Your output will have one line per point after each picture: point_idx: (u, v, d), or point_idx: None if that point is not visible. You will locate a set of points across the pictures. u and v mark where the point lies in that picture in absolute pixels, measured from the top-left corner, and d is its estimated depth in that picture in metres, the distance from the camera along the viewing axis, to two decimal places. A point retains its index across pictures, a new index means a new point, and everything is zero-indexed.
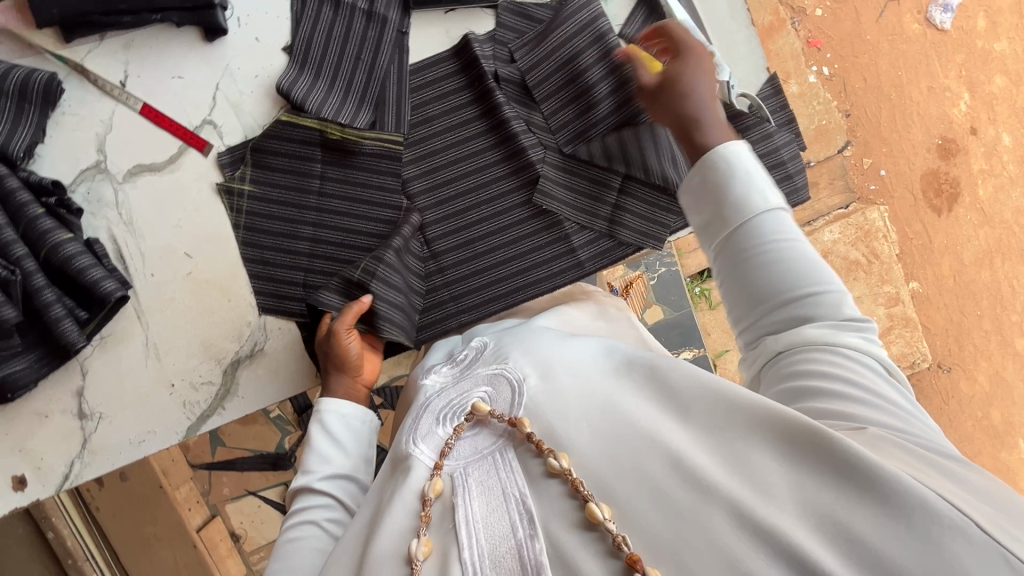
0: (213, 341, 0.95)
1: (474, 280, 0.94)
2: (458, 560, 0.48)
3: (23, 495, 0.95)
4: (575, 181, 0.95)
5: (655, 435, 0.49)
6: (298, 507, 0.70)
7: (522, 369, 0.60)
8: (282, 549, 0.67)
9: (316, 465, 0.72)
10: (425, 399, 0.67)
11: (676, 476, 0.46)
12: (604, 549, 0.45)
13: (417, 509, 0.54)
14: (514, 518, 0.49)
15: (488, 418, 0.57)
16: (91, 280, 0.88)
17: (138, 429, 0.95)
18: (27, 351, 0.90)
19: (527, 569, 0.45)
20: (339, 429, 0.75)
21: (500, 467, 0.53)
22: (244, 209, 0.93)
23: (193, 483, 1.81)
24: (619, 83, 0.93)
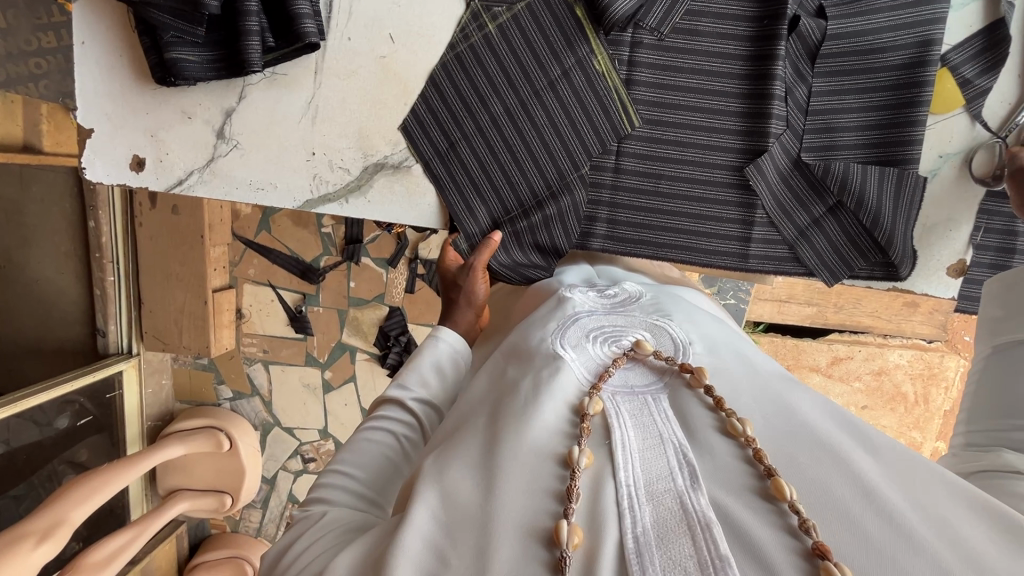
0: (370, 133, 0.91)
1: (641, 217, 0.89)
2: (615, 477, 0.50)
3: (136, 176, 0.95)
4: (792, 175, 0.86)
5: (831, 449, 0.49)
6: (380, 412, 0.66)
7: (686, 335, 0.65)
8: (354, 444, 0.64)
9: (413, 383, 0.66)
10: (573, 310, 0.70)
11: (868, 505, 0.45)
12: (785, 523, 0.45)
13: (572, 419, 0.56)
14: (675, 462, 0.50)
15: (646, 358, 0.62)
16: (296, 13, 0.83)
17: (261, 176, 0.94)
18: (205, 48, 0.87)
19: (695, 511, 0.46)
20: (445, 360, 0.69)
21: (654, 409, 0.57)
22: (472, 40, 0.87)
23: (227, 248, 1.86)
24: (903, 101, 0.81)
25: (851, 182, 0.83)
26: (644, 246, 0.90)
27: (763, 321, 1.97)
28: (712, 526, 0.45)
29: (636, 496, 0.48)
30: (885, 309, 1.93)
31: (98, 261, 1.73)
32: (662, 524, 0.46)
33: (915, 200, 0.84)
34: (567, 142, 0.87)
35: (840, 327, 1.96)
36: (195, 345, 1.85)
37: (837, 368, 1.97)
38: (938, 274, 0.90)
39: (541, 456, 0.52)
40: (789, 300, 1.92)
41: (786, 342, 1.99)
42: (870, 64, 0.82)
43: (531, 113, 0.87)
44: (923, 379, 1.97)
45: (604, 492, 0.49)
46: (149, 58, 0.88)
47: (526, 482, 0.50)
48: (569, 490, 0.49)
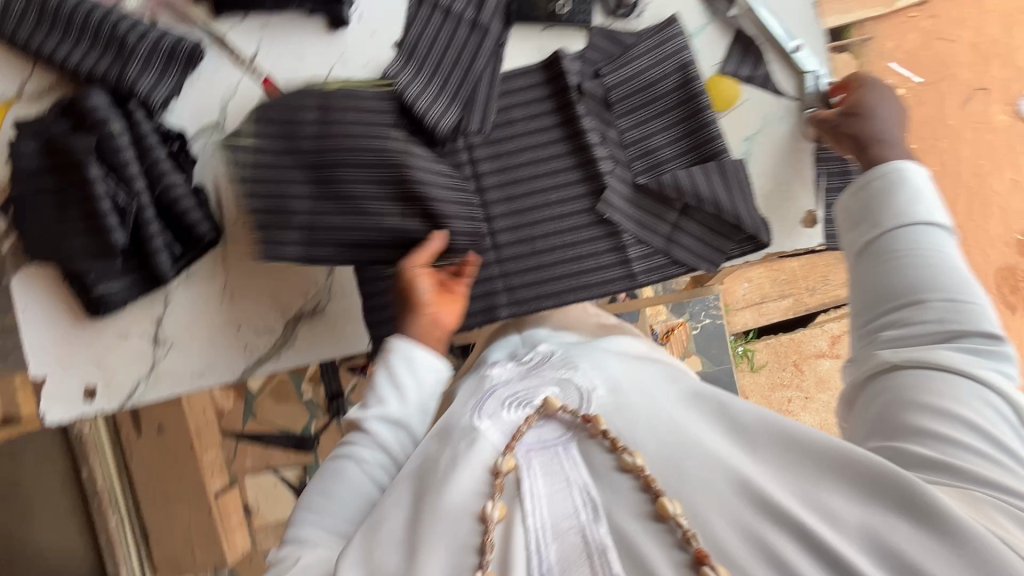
0: (282, 294, 1.04)
1: (532, 275, 0.99)
2: (523, 522, 0.54)
3: (91, 404, 1.04)
4: (637, 197, 0.99)
5: (714, 453, 0.54)
6: (348, 441, 0.76)
7: (590, 381, 0.64)
8: (331, 471, 0.74)
9: (375, 406, 0.76)
10: (490, 385, 0.69)
11: (750, 503, 0.50)
12: (671, 540, 0.51)
13: (487, 480, 0.58)
14: (580, 501, 0.55)
15: (558, 413, 0.62)
16: (191, 221, 0.99)
17: (200, 363, 1.04)
18: (124, 276, 1.00)
19: (594, 541, 0.52)
20: (402, 372, 0.77)
21: (564, 458, 0.59)
22: None
23: (218, 449, 1.86)
24: (692, 111, 0.97)
25: (684, 186, 0.96)
26: (545, 298, 0.99)
27: (750, 328, 2.01)
28: (608, 553, 0.51)
29: (543, 539, 0.53)
30: None
31: (98, 509, 1.76)
32: (565, 559, 0.51)
33: (743, 181, 0.97)
34: None
35: (822, 307, 2.03)
36: (211, 559, 1.84)
37: (839, 346, 2.03)
38: (799, 229, 1.00)
39: (457, 518, 0.55)
40: (763, 300, 2.00)
41: (782, 339, 2.04)
42: (654, 95, 0.98)
43: None
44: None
45: (514, 542, 0.53)
46: (79, 300, 1.02)
47: (448, 548, 0.54)
48: (484, 542, 0.54)
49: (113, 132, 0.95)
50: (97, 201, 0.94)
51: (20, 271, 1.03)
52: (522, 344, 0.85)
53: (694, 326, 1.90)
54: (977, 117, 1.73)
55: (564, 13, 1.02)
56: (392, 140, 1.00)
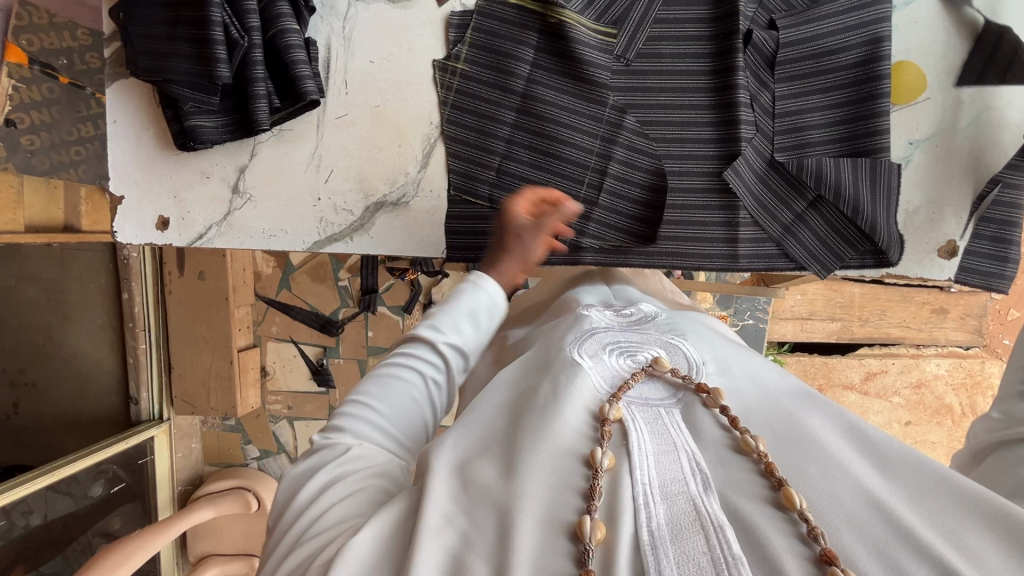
0: (369, 176, 0.99)
1: (632, 228, 0.93)
2: (630, 473, 0.49)
3: (162, 235, 1.04)
4: (768, 175, 0.90)
5: (830, 456, 0.48)
6: (408, 351, 0.59)
7: (700, 355, 0.64)
8: (381, 380, 0.58)
9: (448, 326, 0.59)
10: (591, 325, 0.70)
11: (873, 513, 0.43)
12: (793, 531, 0.43)
13: (589, 422, 0.54)
14: (688, 469, 0.49)
15: (664, 374, 0.60)
16: (297, 75, 0.93)
17: (273, 223, 1.02)
18: (220, 114, 0.97)
19: (708, 513, 0.45)
20: (484, 306, 0.62)
21: (668, 420, 0.55)
22: (453, 89, 0.94)
23: (250, 309, 1.96)
24: (863, 96, 0.86)
25: (826, 176, 0.86)
26: (638, 255, 0.93)
27: (786, 341, 1.94)
28: (724, 528, 0.43)
29: (650, 494, 0.47)
30: (913, 318, 1.91)
31: (130, 331, 1.83)
32: (675, 522, 0.44)
33: (893, 187, 0.87)
34: (553, 166, 0.92)
35: (868, 341, 1.94)
36: (222, 407, 1.91)
37: (872, 385, 1.94)
38: (932, 256, 0.90)
39: (552, 448, 0.50)
40: (810, 317, 1.91)
41: (815, 360, 1.94)
42: (826, 66, 0.87)
43: (514, 142, 0.92)
44: (966, 389, 1.93)
45: (619, 490, 0.47)
46: (171, 128, 0.99)
47: (538, 475, 0.48)
48: (591, 487, 0.47)
49: None
50: (210, 28, 0.89)
51: (116, 83, 1.00)
52: (619, 295, 0.80)
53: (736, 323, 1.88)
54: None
55: None
56: (525, 41, 0.90)
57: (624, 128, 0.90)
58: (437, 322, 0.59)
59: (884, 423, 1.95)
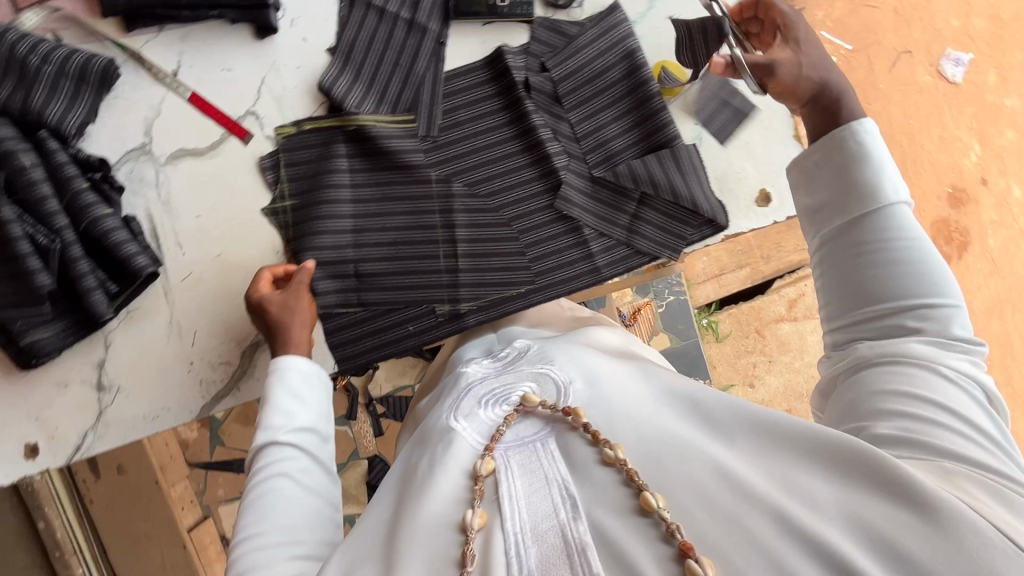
0: (235, 323, 0.98)
1: (499, 279, 0.96)
2: (502, 527, 0.54)
3: (34, 463, 0.96)
4: (594, 189, 0.97)
5: (685, 442, 0.56)
6: (261, 462, 0.72)
7: (567, 374, 0.68)
8: (254, 502, 0.68)
9: (280, 420, 0.74)
10: (467, 381, 0.75)
11: (726, 487, 0.51)
12: (656, 535, 0.51)
13: (469, 484, 0.60)
14: (558, 500, 0.55)
15: (536, 408, 0.65)
16: (125, 255, 0.91)
17: (152, 406, 0.97)
18: (56, 320, 0.93)
19: (574, 540, 0.52)
20: (299, 384, 0.78)
21: (542, 454, 0.60)
22: (287, 221, 0.96)
23: (188, 481, 1.80)
24: (640, 100, 0.97)
25: (640, 176, 0.96)
26: (515, 301, 0.96)
27: (712, 300, 2.06)
28: (587, 550, 0.51)
29: (521, 542, 0.52)
30: (802, 241, 2.09)
31: (60, 561, 1.66)
32: (546, 560, 0.51)
33: (696, 165, 0.97)
34: (404, 251, 0.95)
35: (778, 273, 2.10)
36: None
37: (797, 309, 2.09)
38: (752, 208, 1.01)
39: (436, 528, 0.56)
40: (722, 273, 2.06)
41: (743, 310, 2.08)
42: (601, 85, 0.97)
43: (361, 243, 0.94)
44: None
45: (493, 548, 0.53)
46: (6, 353, 0.92)
47: (429, 556, 0.55)
48: (465, 554, 0.53)
49: (21, 165, 0.87)
50: (14, 243, 0.85)
51: None
52: (499, 341, 0.87)
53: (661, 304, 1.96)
54: (903, 79, 1.84)
55: (506, 5, 0.98)
56: (335, 153, 0.95)
57: (455, 196, 0.95)
58: (268, 425, 0.74)
59: (821, 339, 2.11)
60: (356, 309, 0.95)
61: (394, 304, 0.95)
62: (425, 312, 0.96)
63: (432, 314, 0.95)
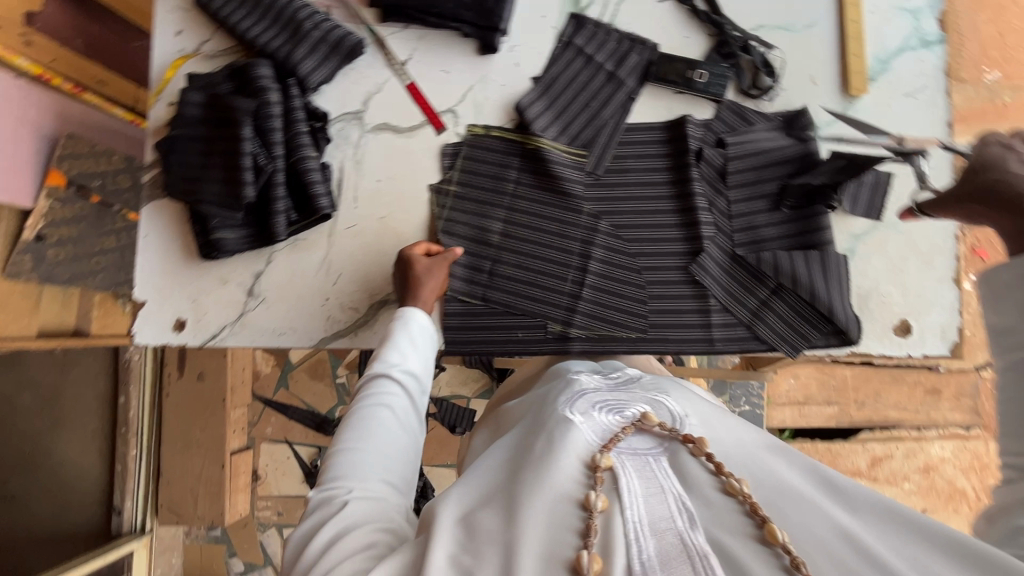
0: (373, 278, 1.09)
1: (615, 318, 1.01)
2: (621, 513, 0.57)
3: (178, 335, 1.12)
4: (732, 267, 1.01)
5: (809, 500, 0.58)
6: (371, 389, 0.80)
7: (682, 410, 0.73)
8: (357, 422, 0.76)
9: (394, 359, 0.83)
10: (581, 388, 0.79)
11: (859, 552, 0.53)
12: (779, 564, 0.52)
13: (583, 471, 0.62)
14: (676, 508, 0.57)
15: (653, 428, 0.68)
16: (313, 194, 1.07)
17: (282, 323, 1.10)
18: (242, 228, 1.09)
19: (694, 547, 0.54)
20: (416, 335, 0.87)
21: (656, 466, 0.63)
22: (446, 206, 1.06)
23: (246, 410, 1.97)
24: (804, 196, 1.00)
25: (782, 267, 0.98)
26: (622, 343, 1.00)
27: (786, 426, 1.94)
28: (709, 556, 0.53)
29: (641, 531, 0.55)
30: (907, 400, 1.93)
31: (123, 436, 1.81)
32: (665, 554, 0.53)
33: (842, 275, 0.97)
34: (539, 265, 1.03)
35: (865, 424, 1.95)
36: (209, 514, 1.88)
37: (879, 470, 1.93)
38: (889, 335, 0.98)
39: (554, 497, 0.59)
40: (806, 402, 1.94)
41: (817, 446, 1.95)
42: (768, 174, 1.01)
43: (504, 246, 1.03)
44: (975, 472, 1.93)
45: (613, 530, 0.55)
46: (197, 240, 1.10)
47: (547, 517, 0.57)
48: (588, 526, 0.56)
49: (270, 100, 1.06)
50: (240, 156, 1.04)
51: (151, 203, 1.13)
52: (607, 362, 0.91)
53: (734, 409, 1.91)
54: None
55: (701, 82, 1.05)
56: (509, 163, 1.05)
57: (600, 231, 1.02)
58: (384, 362, 0.82)
59: (901, 509, 1.92)
60: (477, 301, 1.02)
61: (512, 309, 1.02)
62: (538, 325, 1.02)
63: (543, 329, 1.01)
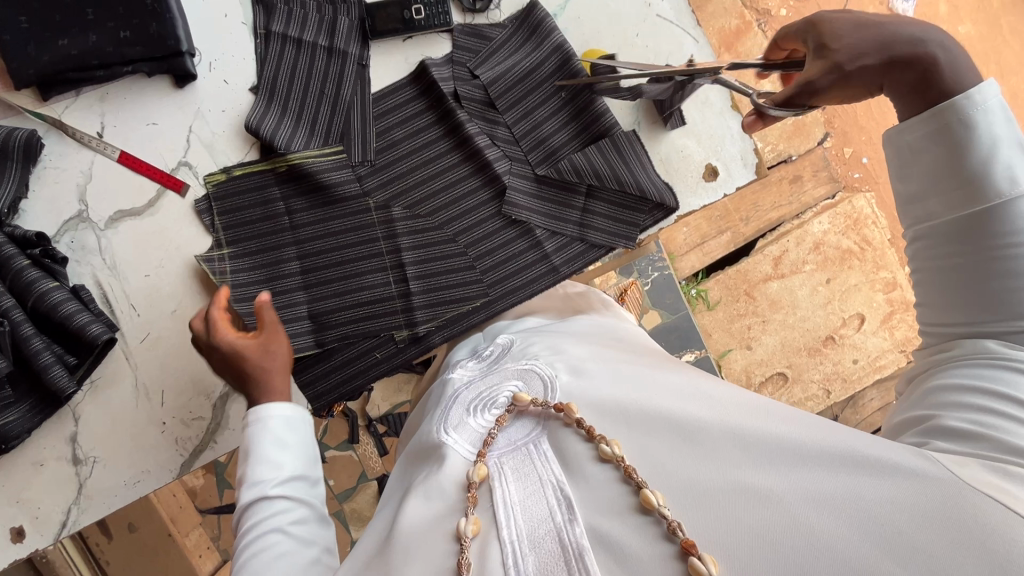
0: (201, 376, 0.97)
1: (455, 295, 0.97)
2: (498, 536, 0.54)
3: (23, 545, 0.95)
4: (540, 189, 0.97)
5: (680, 424, 0.57)
6: (252, 518, 0.66)
7: (553, 368, 0.68)
8: (247, 564, 0.62)
9: (266, 474, 0.68)
10: (454, 389, 0.75)
11: (722, 481, 0.52)
12: (659, 532, 0.51)
13: (463, 495, 0.60)
14: (553, 502, 0.55)
15: (529, 406, 0.65)
16: (78, 325, 0.89)
17: (132, 471, 0.96)
18: (17, 404, 0.91)
19: (571, 543, 0.52)
20: (283, 433, 0.71)
21: (535, 456, 0.61)
22: (224, 274, 0.93)
23: (202, 528, 1.77)
24: (573, 90, 0.96)
25: (583, 168, 0.95)
26: (474, 314, 0.97)
27: (698, 269, 2.04)
28: (585, 553, 0.51)
29: (519, 550, 0.53)
30: (780, 197, 2.07)
31: None
32: (544, 568, 0.51)
33: (640, 150, 0.97)
34: (356, 281, 0.96)
35: (758, 234, 2.10)
36: None
37: (784, 266, 2.08)
38: (701, 184, 1.01)
39: (436, 541, 0.57)
40: (705, 241, 2.03)
41: (730, 274, 2.08)
42: (531, 83, 0.96)
43: (313, 279, 0.95)
44: (852, 230, 2.14)
45: (490, 557, 0.53)
46: None
47: (434, 567, 0.55)
48: (460, 562, 0.54)
49: None
50: None
51: None
52: (485, 338, 0.87)
53: (646, 282, 1.92)
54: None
55: (421, 18, 0.97)
56: (273, 195, 0.95)
57: (398, 220, 0.96)
58: (255, 486, 0.67)
59: (811, 292, 2.10)
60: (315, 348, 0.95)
61: (354, 336, 0.96)
62: (387, 338, 0.97)
63: (395, 342, 0.97)
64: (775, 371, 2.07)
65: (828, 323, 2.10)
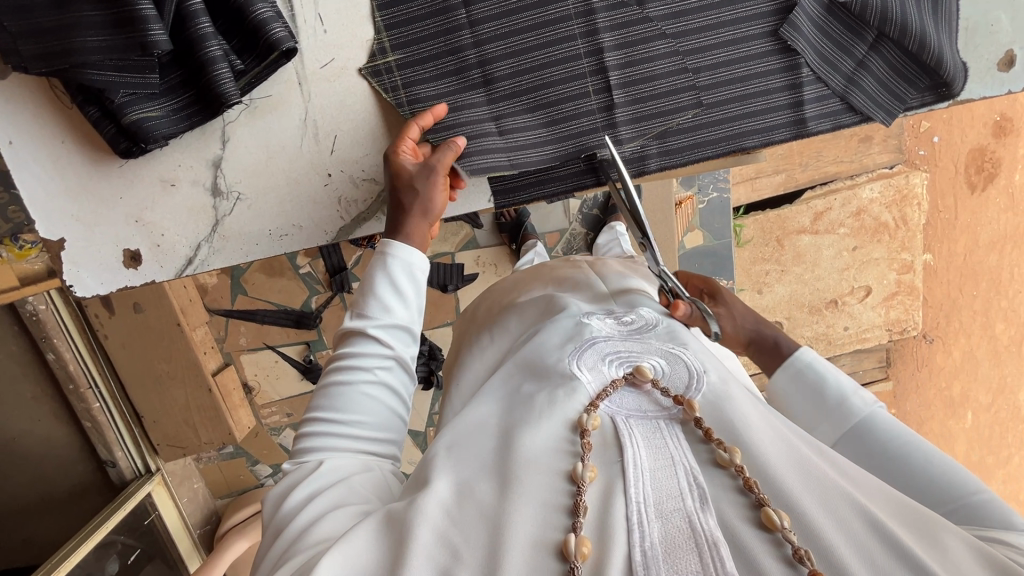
0: (381, 133, 0.81)
1: (684, 121, 0.85)
2: (625, 492, 0.48)
3: (137, 274, 0.81)
4: (829, 20, 0.82)
5: (805, 458, 0.50)
6: (351, 346, 0.64)
7: (702, 363, 0.60)
8: (333, 388, 0.63)
9: (378, 311, 0.64)
10: (591, 335, 0.65)
11: (873, 531, 0.43)
12: (781, 556, 0.43)
13: (571, 439, 0.54)
14: (685, 484, 0.48)
15: (647, 384, 0.58)
16: (259, 19, 0.69)
17: (281, 221, 0.82)
18: (165, 99, 0.73)
19: (703, 531, 0.44)
20: (400, 277, 0.65)
21: (667, 434, 0.53)
22: (457, 8, 0.80)
23: (208, 327, 1.68)
24: None
25: (892, 12, 0.80)
26: (705, 149, 0.85)
27: (740, 204, 1.81)
28: (720, 545, 0.43)
29: (644, 513, 0.45)
30: (844, 151, 1.79)
31: (76, 392, 1.56)
32: (670, 541, 0.44)
33: (952, 13, 0.83)
34: (595, 67, 0.82)
35: (810, 182, 1.81)
36: (216, 438, 1.71)
37: (822, 223, 1.80)
38: (992, 73, 0.84)
39: (541, 472, 0.50)
40: (758, 175, 1.78)
41: (770, 216, 1.79)
42: None
43: (543, 52, 0.82)
44: (896, 206, 1.81)
45: (613, 508, 0.47)
46: (102, 135, 0.74)
47: (546, 504, 0.48)
48: (577, 504, 0.47)
49: None
50: None
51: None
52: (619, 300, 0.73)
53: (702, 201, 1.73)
54: None
55: None
56: None
57: (656, 24, 0.82)
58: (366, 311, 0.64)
59: (837, 255, 1.83)
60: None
61: (562, 135, 0.84)
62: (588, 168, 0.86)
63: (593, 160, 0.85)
64: (775, 322, 1.85)
65: (855, 292, 1.87)
